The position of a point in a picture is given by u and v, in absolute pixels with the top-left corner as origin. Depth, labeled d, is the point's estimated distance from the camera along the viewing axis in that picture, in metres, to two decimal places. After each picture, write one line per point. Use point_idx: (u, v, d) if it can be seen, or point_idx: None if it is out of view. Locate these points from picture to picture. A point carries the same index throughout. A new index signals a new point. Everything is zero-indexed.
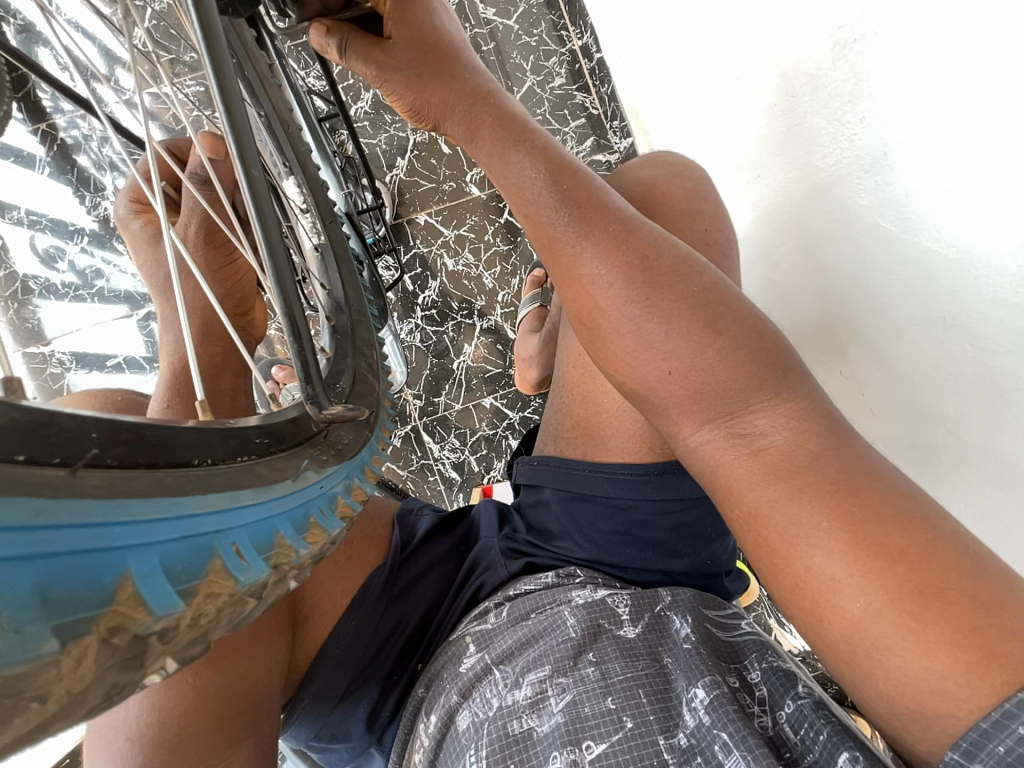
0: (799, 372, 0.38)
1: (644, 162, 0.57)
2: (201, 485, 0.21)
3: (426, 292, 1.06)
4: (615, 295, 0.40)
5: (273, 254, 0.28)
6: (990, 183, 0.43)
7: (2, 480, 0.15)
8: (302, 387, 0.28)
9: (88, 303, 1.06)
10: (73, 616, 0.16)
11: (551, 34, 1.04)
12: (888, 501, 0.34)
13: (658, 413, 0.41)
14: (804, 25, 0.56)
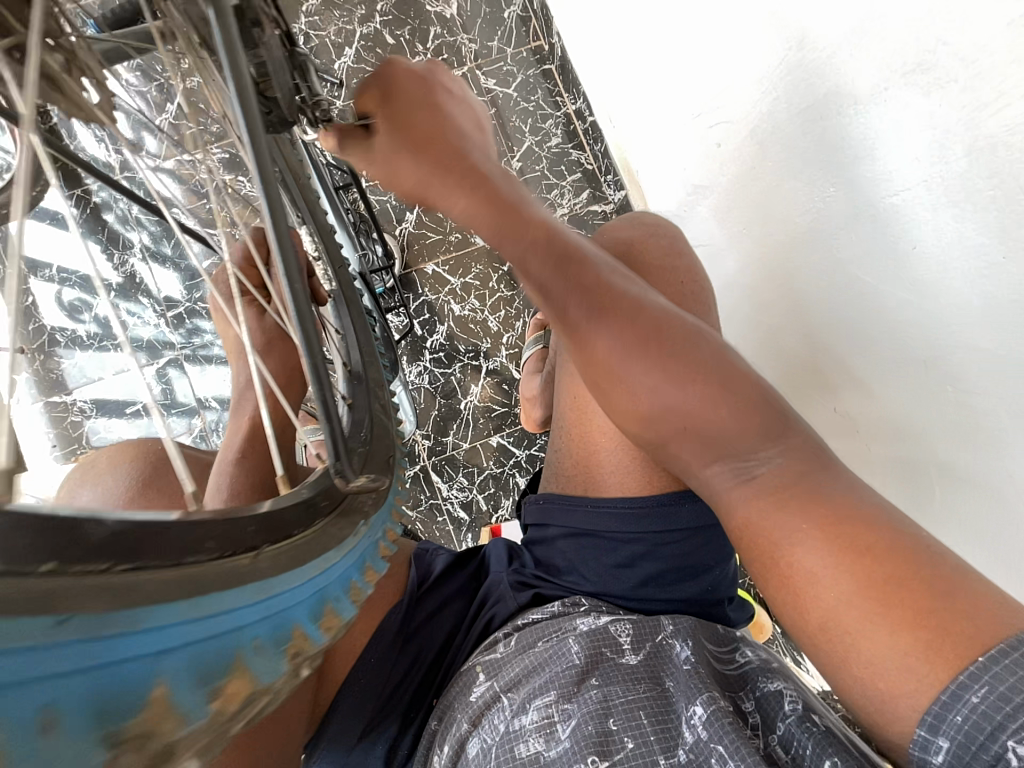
0: (791, 417, 0.42)
1: (623, 223, 0.62)
2: (279, 567, 0.26)
3: (434, 335, 1.11)
4: (629, 370, 0.42)
5: (307, 337, 0.31)
6: (947, 242, 0.48)
7: (146, 590, 0.19)
8: (332, 461, 0.32)
9: (111, 353, 1.11)
10: (212, 683, 0.21)
11: (547, 100, 1.13)
12: (868, 512, 0.37)
13: (669, 451, 0.44)
14: (774, 103, 0.62)
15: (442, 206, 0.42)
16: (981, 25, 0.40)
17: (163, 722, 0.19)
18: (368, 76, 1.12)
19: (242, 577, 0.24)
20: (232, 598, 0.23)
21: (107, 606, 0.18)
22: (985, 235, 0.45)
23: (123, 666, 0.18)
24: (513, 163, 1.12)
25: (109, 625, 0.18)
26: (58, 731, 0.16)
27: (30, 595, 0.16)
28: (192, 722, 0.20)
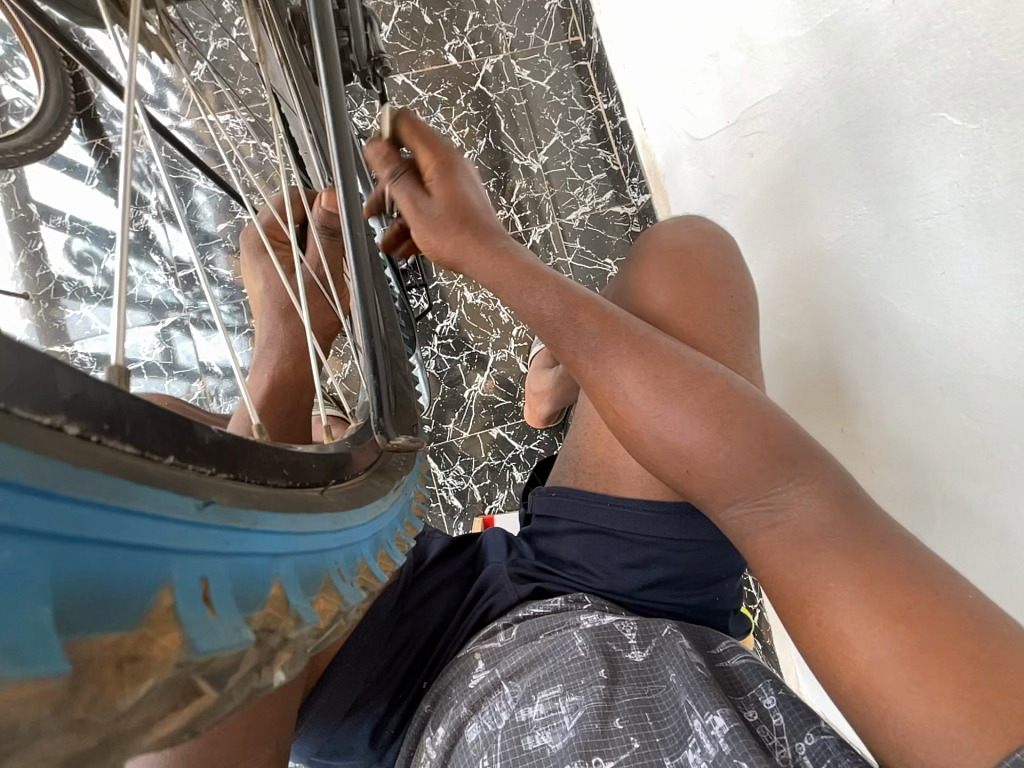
0: (812, 455, 0.43)
1: (681, 224, 0.61)
2: (320, 505, 0.23)
3: (444, 321, 1.10)
4: (640, 409, 0.45)
5: (365, 299, 0.33)
6: (976, 274, 0.47)
7: (185, 478, 0.16)
8: (374, 417, 0.32)
9: (117, 307, 1.09)
10: (251, 609, 0.18)
11: (579, 96, 1.12)
12: (905, 570, 0.37)
13: (693, 490, 0.46)
14: (814, 113, 0.61)
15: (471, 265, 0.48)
16: None
17: (280, 619, 0.19)
18: (402, 55, 1.11)
19: (322, 503, 0.23)
20: (319, 521, 0.22)
21: (236, 504, 0.18)
22: (1017, 267, 0.44)
23: (240, 561, 0.18)
24: (539, 157, 1.11)
25: (231, 519, 0.18)
26: (210, 610, 0.17)
27: (172, 476, 0.16)
28: (304, 625, 0.20)
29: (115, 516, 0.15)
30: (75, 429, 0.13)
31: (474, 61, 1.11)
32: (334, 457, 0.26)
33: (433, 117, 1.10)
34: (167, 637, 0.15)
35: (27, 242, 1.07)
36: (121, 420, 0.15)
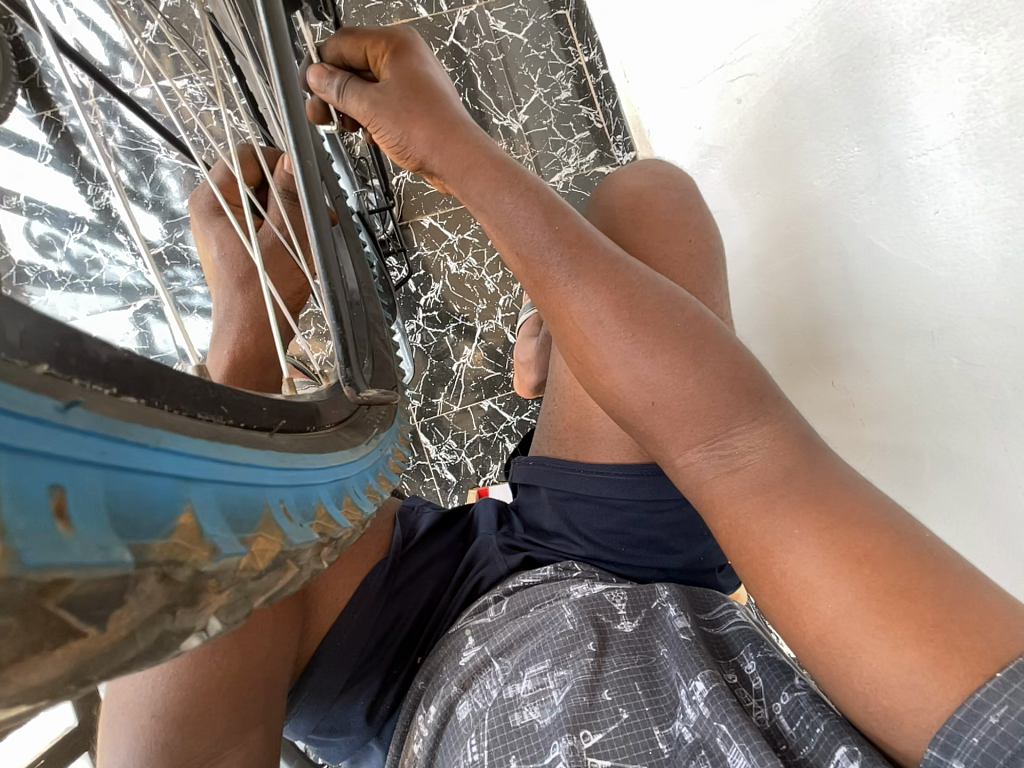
0: (775, 397, 0.43)
1: (635, 170, 0.58)
2: (261, 444, 0.21)
3: (428, 294, 1.07)
4: (603, 331, 0.44)
5: (321, 240, 0.31)
6: (970, 210, 0.46)
7: (53, 382, 0.14)
8: (342, 369, 0.29)
9: (85, 292, 1.05)
10: (143, 533, 0.16)
11: (559, 49, 1.07)
12: (855, 511, 0.38)
13: (652, 429, 0.44)
14: (804, 49, 0.58)
15: (439, 162, 0.46)
16: None
17: (190, 550, 0.17)
18: (368, 8, 1.04)
19: (266, 442, 0.22)
20: (252, 453, 0.20)
21: (119, 414, 0.16)
22: (1013, 199, 0.42)
23: (134, 479, 0.16)
24: (519, 117, 1.06)
25: (112, 428, 0.15)
26: (64, 523, 0.14)
27: (29, 375, 0.13)
28: (221, 558, 0.18)
29: None
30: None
31: (445, 13, 1.04)
32: (302, 408, 0.26)
33: None
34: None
35: None
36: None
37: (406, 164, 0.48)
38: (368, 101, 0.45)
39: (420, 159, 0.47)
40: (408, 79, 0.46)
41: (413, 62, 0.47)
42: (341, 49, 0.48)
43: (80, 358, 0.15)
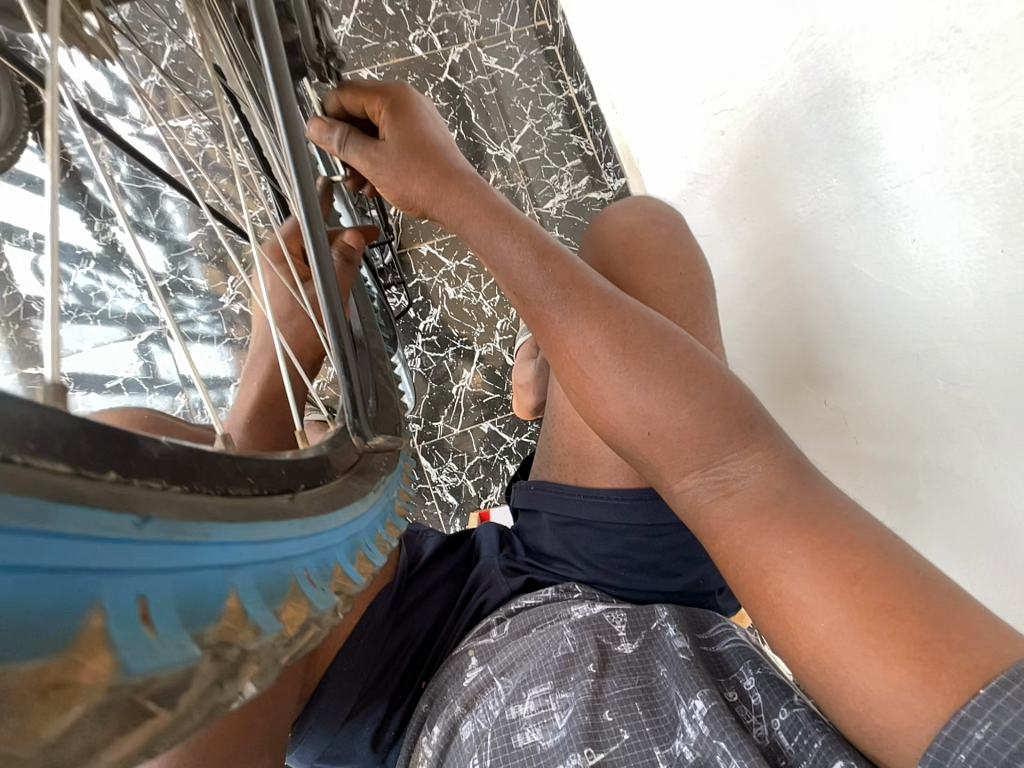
0: (765, 425, 0.44)
1: (625, 207, 0.60)
2: (286, 512, 0.22)
3: (427, 319, 1.09)
4: (601, 366, 0.45)
5: (331, 299, 0.32)
6: (946, 239, 0.48)
7: (119, 498, 0.15)
8: (350, 421, 0.32)
9: (90, 324, 1.07)
10: (202, 625, 0.17)
11: (549, 82, 1.11)
12: (846, 530, 0.39)
13: (650, 458, 0.46)
14: (781, 85, 0.61)
15: (441, 210, 0.49)
16: (994, 14, 0.40)
17: (238, 632, 0.18)
18: (366, 48, 1.08)
19: (289, 508, 0.23)
20: (282, 526, 0.22)
21: (175, 516, 0.17)
22: (986, 229, 0.45)
23: (190, 574, 0.17)
24: (512, 147, 1.10)
25: (172, 532, 0.17)
26: (147, 629, 0.15)
27: (111, 495, 0.15)
28: (265, 635, 0.19)
29: (33, 541, 0.13)
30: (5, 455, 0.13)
31: (440, 51, 1.09)
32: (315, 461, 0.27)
33: None
34: (96, 663, 0.14)
35: None
36: (71, 445, 0.14)
37: (411, 212, 0.51)
38: (370, 160, 0.47)
39: (423, 208, 0.50)
40: (409, 131, 0.48)
41: (411, 111, 0.49)
42: (343, 101, 0.50)
43: (138, 460, 0.16)
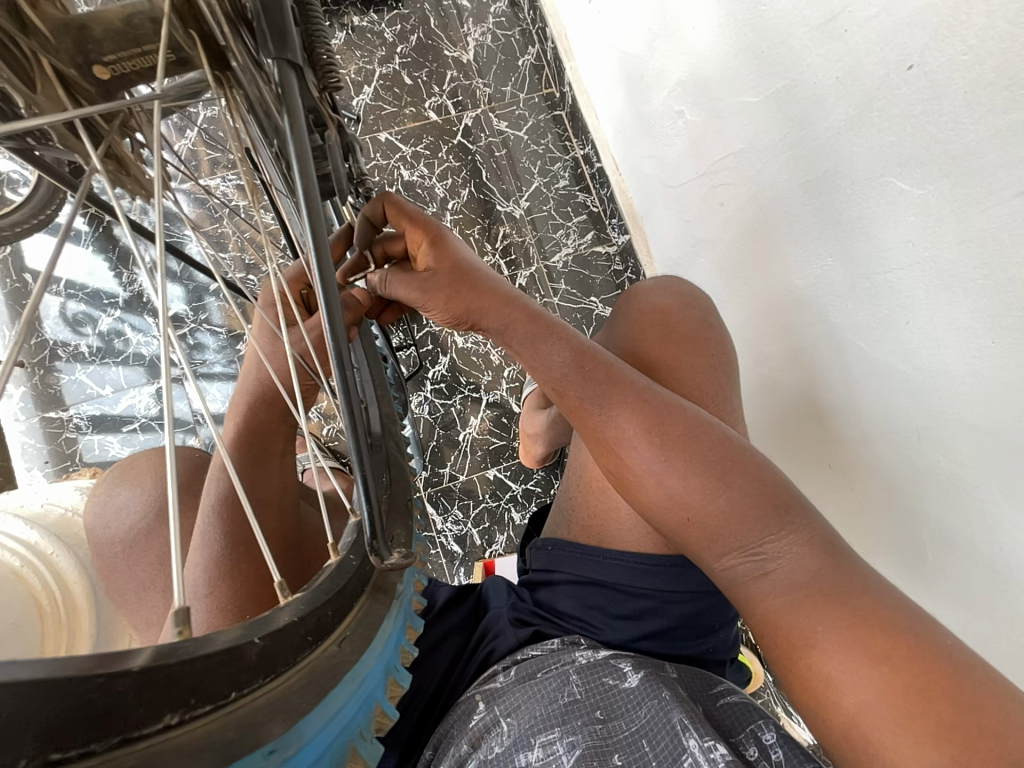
0: (800, 504, 0.45)
1: (657, 286, 0.64)
2: (308, 704, 0.26)
3: (436, 366, 1.12)
4: (638, 452, 0.47)
5: (350, 405, 0.30)
6: (940, 324, 0.50)
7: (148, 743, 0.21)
8: (368, 541, 0.30)
9: (111, 367, 1.10)
10: None
11: (556, 144, 1.17)
12: (885, 611, 0.39)
13: (689, 540, 0.46)
14: (777, 166, 0.64)
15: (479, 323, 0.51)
16: (969, 131, 0.43)
17: None
18: (384, 113, 1.15)
19: (309, 680, 0.27)
20: (299, 739, 0.26)
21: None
22: (975, 320, 0.47)
23: None
24: (521, 203, 1.15)
25: None
26: None
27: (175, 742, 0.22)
28: None
29: None
30: (116, 740, 0.20)
31: (454, 116, 1.16)
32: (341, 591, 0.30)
33: (417, 171, 1.14)
34: None
35: (23, 310, 1.09)
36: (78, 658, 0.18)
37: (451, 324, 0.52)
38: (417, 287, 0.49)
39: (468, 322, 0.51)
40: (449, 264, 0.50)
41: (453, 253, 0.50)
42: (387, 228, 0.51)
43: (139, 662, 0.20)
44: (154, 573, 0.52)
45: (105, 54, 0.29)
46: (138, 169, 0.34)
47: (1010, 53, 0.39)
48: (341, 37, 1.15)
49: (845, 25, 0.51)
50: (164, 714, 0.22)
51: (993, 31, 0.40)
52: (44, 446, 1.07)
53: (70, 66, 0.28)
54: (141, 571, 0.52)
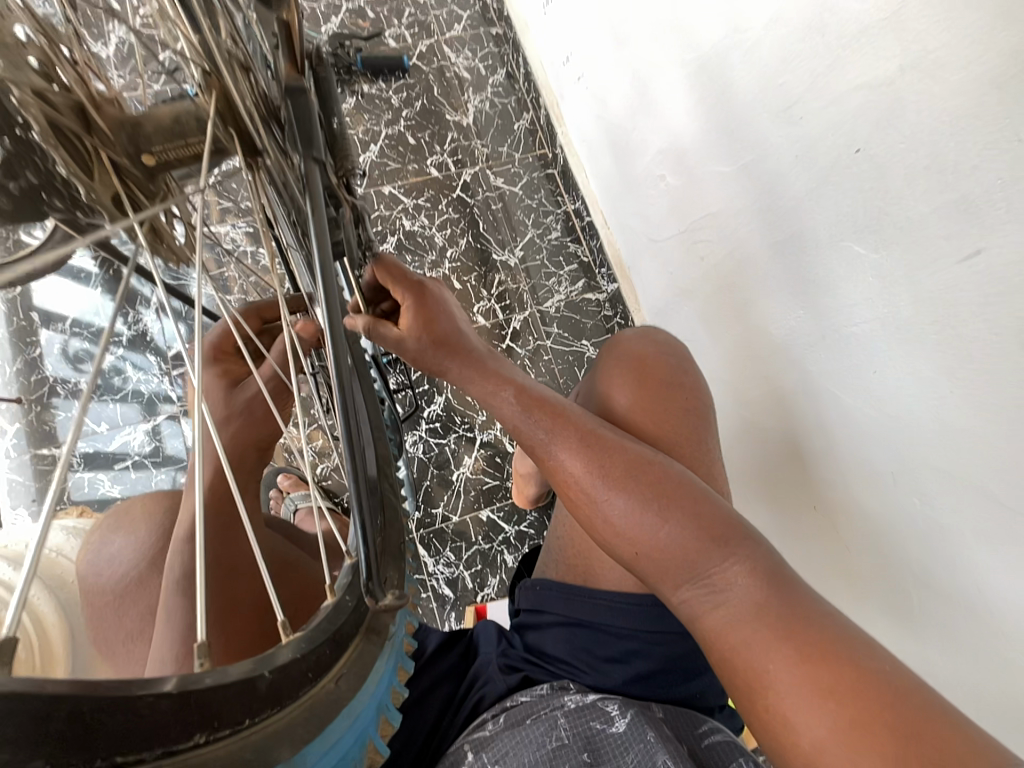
0: (745, 535, 0.46)
1: (637, 335, 0.68)
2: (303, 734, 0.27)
3: (431, 406, 1.14)
4: (589, 488, 0.49)
5: (353, 451, 0.33)
6: (902, 376, 0.53)
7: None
8: (365, 581, 0.32)
9: (109, 405, 1.11)
10: None
11: (549, 199, 1.25)
12: (832, 641, 0.40)
13: (647, 574, 0.48)
14: (749, 227, 0.70)
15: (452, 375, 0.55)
16: (913, 205, 0.48)
17: None
18: (389, 169, 1.23)
19: (308, 711, 0.27)
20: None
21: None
22: (934, 370, 0.50)
23: None
24: (515, 253, 1.22)
25: None
26: None
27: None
28: None
29: None
30: (159, 752, 0.22)
31: (454, 173, 1.24)
32: (344, 628, 0.31)
33: (417, 221, 1.21)
34: None
35: (27, 348, 1.11)
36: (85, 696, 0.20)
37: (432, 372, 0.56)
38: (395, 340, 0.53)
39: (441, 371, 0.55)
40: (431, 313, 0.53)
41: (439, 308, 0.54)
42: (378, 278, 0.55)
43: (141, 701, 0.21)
44: (144, 625, 0.50)
45: (154, 145, 0.33)
46: (171, 239, 0.38)
47: (941, 145, 0.45)
48: (352, 102, 1.25)
49: (801, 112, 0.58)
50: (196, 732, 0.23)
51: (925, 125, 0.46)
52: (33, 484, 1.07)
53: (123, 156, 0.32)
54: (131, 622, 0.51)
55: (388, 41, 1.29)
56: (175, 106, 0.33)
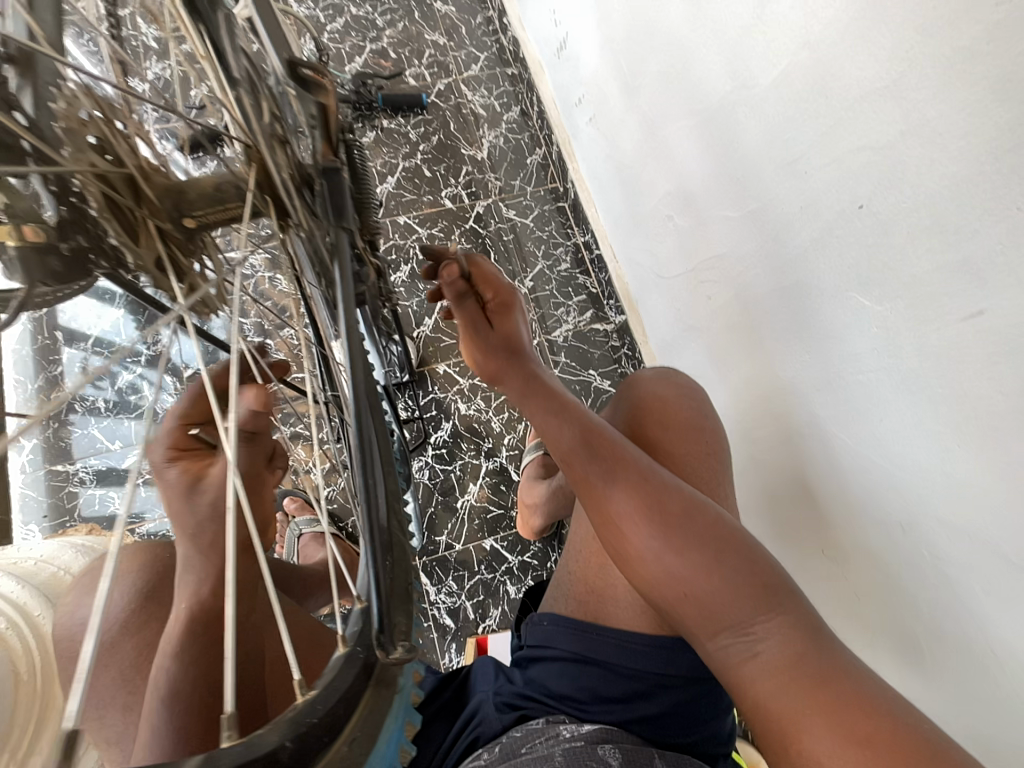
0: (786, 587, 0.46)
1: (657, 376, 0.68)
2: None
3: (438, 431, 1.15)
4: (632, 524, 0.50)
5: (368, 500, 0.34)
6: (909, 426, 0.54)
7: None
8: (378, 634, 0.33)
9: (123, 423, 1.14)
10: None
11: (559, 231, 1.29)
12: (877, 703, 0.38)
13: (683, 617, 0.47)
14: (756, 270, 0.72)
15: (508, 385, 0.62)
16: (915, 264, 0.50)
17: None
18: (405, 200, 1.27)
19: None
20: None
21: None
22: (941, 424, 0.51)
23: None
24: (525, 283, 1.24)
25: None
26: None
27: None
28: None
29: None
30: None
31: (467, 205, 1.28)
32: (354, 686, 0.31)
33: None
34: None
35: (48, 366, 1.14)
36: None
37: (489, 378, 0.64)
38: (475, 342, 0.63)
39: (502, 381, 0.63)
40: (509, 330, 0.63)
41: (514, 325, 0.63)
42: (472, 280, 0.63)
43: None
44: (116, 687, 0.44)
45: (195, 210, 0.35)
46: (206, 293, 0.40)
47: (942, 210, 0.47)
48: (371, 136, 1.30)
49: (805, 168, 0.60)
50: None
51: (925, 190, 0.48)
52: (45, 500, 1.08)
53: (167, 221, 0.35)
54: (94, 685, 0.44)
55: (408, 80, 1.35)
56: (216, 175, 0.36)
